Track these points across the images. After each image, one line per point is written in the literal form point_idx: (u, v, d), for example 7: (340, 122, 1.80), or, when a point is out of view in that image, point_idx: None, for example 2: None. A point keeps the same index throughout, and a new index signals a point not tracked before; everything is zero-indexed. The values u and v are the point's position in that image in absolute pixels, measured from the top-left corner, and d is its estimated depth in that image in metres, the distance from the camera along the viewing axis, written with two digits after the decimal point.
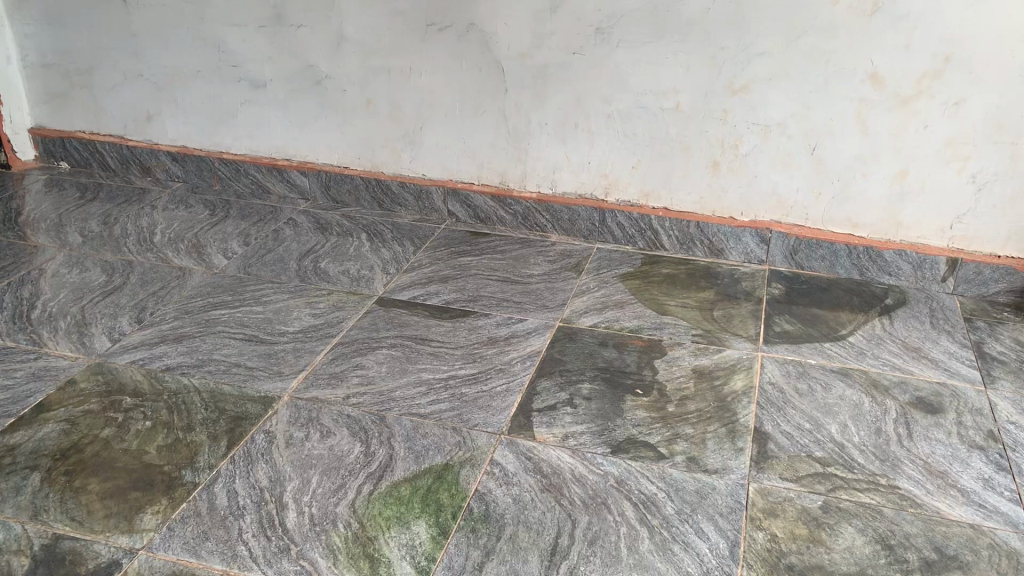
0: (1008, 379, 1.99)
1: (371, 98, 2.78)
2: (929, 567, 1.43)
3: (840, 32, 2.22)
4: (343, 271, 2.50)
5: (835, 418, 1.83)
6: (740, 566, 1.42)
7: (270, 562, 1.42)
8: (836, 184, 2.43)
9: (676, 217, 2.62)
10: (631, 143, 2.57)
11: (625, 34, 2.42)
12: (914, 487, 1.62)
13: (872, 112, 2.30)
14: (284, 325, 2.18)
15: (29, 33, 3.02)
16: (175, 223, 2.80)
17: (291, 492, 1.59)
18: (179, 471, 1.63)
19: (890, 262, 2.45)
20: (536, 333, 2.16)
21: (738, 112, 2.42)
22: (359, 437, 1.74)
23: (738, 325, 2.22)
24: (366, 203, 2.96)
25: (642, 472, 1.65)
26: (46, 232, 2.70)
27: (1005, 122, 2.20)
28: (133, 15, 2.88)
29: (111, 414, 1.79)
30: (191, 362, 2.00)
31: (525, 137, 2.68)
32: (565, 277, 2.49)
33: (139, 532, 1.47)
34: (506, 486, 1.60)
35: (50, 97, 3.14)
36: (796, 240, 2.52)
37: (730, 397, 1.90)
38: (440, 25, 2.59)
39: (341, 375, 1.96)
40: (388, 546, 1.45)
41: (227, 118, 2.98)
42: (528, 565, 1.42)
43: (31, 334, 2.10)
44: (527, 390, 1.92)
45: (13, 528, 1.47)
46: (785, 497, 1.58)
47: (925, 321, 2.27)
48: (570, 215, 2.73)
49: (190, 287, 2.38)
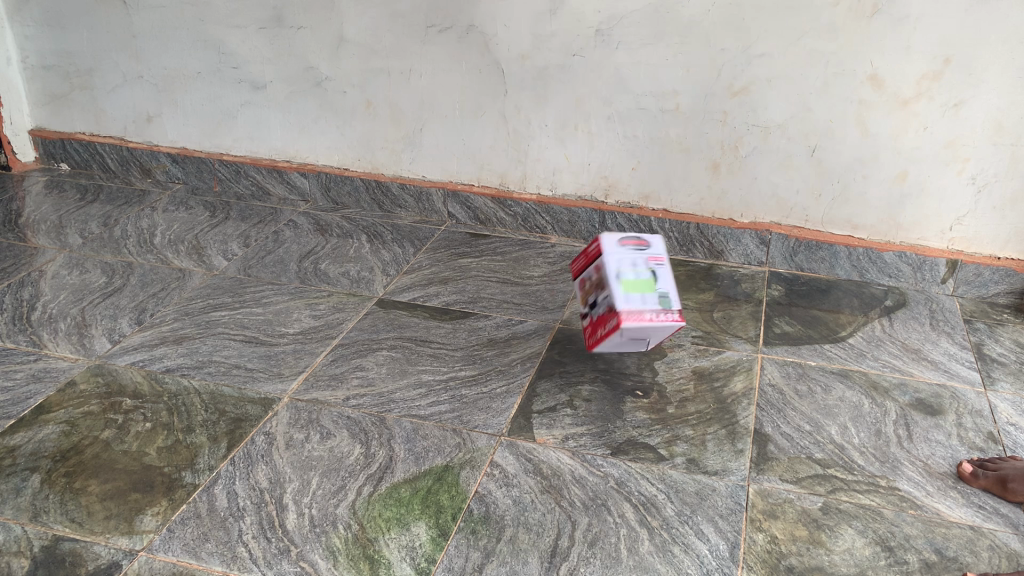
0: (1007, 380, 1.99)
1: (371, 99, 2.78)
2: (929, 568, 1.43)
3: (840, 33, 2.23)
4: (343, 273, 2.50)
5: (835, 419, 1.83)
6: (740, 567, 1.42)
7: (270, 563, 1.42)
8: (836, 185, 2.43)
9: (676, 217, 2.63)
10: (631, 145, 2.57)
11: (625, 36, 2.42)
12: (913, 488, 1.62)
13: (872, 113, 2.30)
14: (285, 326, 2.19)
15: (29, 34, 3.02)
16: (175, 223, 2.81)
17: (291, 492, 1.59)
18: (180, 472, 1.63)
19: (890, 263, 2.46)
20: (536, 334, 2.16)
21: (738, 114, 2.42)
22: (359, 438, 1.74)
23: (739, 325, 2.23)
24: (366, 204, 2.97)
25: (643, 473, 1.65)
26: (46, 233, 2.70)
27: (1005, 123, 2.20)
28: (133, 17, 2.88)
29: (111, 416, 1.79)
30: (192, 363, 2.00)
31: (525, 138, 2.68)
32: (565, 278, 2.49)
33: (139, 533, 1.48)
34: (506, 487, 1.60)
35: (51, 99, 3.15)
36: (795, 241, 2.53)
37: (730, 398, 1.90)
38: (440, 26, 2.59)
39: (342, 376, 1.96)
40: (388, 547, 1.46)
41: (227, 119, 2.98)
42: (529, 567, 1.42)
43: (31, 334, 2.11)
44: (526, 390, 1.92)
45: (13, 529, 1.48)
46: (785, 498, 1.59)
47: (924, 321, 2.27)
48: (570, 216, 2.74)
49: (191, 288, 2.38)
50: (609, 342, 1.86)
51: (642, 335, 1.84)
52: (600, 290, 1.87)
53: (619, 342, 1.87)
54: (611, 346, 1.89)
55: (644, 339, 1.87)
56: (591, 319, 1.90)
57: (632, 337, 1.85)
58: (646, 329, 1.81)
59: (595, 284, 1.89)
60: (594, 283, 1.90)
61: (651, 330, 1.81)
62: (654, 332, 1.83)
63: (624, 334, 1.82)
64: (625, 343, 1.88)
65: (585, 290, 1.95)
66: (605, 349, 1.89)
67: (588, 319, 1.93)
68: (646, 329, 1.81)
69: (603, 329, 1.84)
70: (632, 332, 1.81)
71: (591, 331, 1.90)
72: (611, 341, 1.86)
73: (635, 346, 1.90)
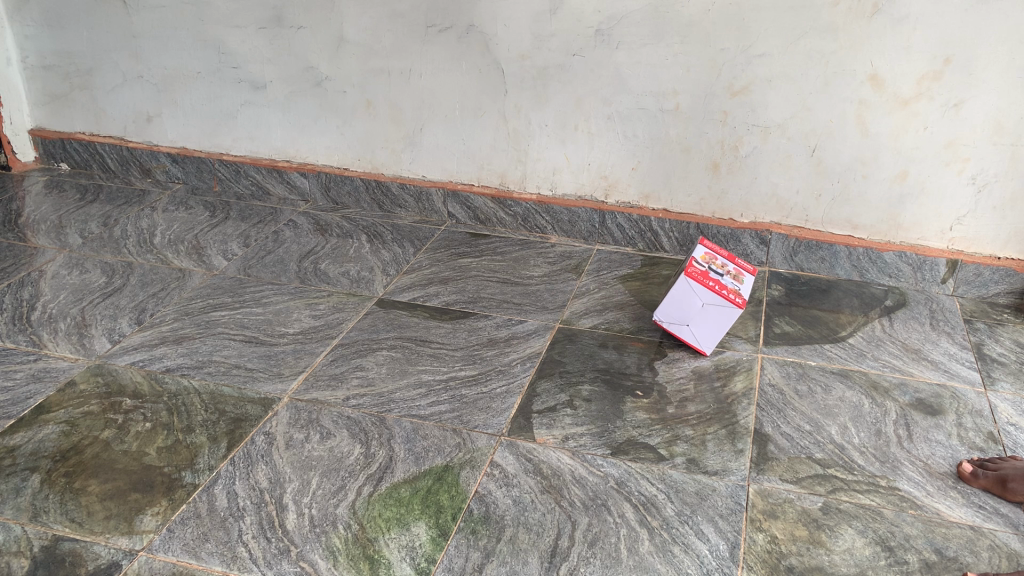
0: (1008, 380, 1.99)
1: (371, 99, 2.78)
2: (930, 568, 1.43)
3: (840, 33, 2.22)
4: (343, 272, 2.50)
5: (835, 419, 1.83)
6: (740, 567, 1.42)
7: (270, 563, 1.42)
8: (836, 185, 2.43)
9: (676, 217, 2.63)
10: (631, 145, 2.57)
11: (625, 36, 2.42)
12: (913, 488, 1.62)
13: (872, 113, 2.30)
14: (285, 326, 2.19)
15: (29, 34, 3.02)
16: (174, 223, 2.81)
17: (291, 492, 1.59)
18: (180, 472, 1.63)
19: (890, 263, 2.46)
20: (536, 334, 2.16)
21: (738, 113, 2.42)
22: (359, 438, 1.74)
23: (738, 325, 2.22)
24: (366, 204, 2.97)
25: (643, 473, 1.65)
26: (46, 233, 2.70)
27: (1005, 123, 2.20)
28: (133, 17, 2.88)
29: (111, 416, 1.79)
30: (192, 363, 2.00)
31: (525, 138, 2.68)
32: (565, 277, 2.49)
33: (139, 533, 1.48)
34: (506, 487, 1.60)
35: (51, 99, 3.14)
36: (795, 240, 2.53)
37: (730, 398, 1.90)
38: (440, 26, 2.59)
39: (342, 376, 1.96)
40: (388, 547, 1.46)
41: (227, 119, 2.98)
42: (528, 567, 1.42)
43: (31, 334, 2.11)
44: (526, 390, 1.92)
45: (13, 529, 1.48)
46: (785, 498, 1.59)
47: (925, 321, 2.27)
48: (570, 216, 2.74)
49: (190, 288, 2.38)
50: (695, 291, 2.03)
51: (696, 318, 2.06)
52: (733, 278, 2.06)
53: (689, 301, 2.05)
54: (680, 292, 2.06)
55: (684, 321, 2.08)
56: (706, 269, 2.05)
57: (691, 310, 2.06)
58: (708, 321, 2.04)
59: (732, 272, 2.08)
60: (729, 269, 2.09)
61: (703, 327, 2.05)
62: (697, 332, 2.07)
63: (712, 303, 2.01)
64: (683, 303, 2.06)
65: (710, 257, 2.10)
66: (682, 286, 2.04)
67: (700, 262, 2.06)
68: (712, 322, 2.03)
69: (718, 285, 2.01)
70: (714, 310, 2.02)
71: (701, 271, 2.04)
72: (701, 294, 2.02)
73: (668, 310, 2.10)
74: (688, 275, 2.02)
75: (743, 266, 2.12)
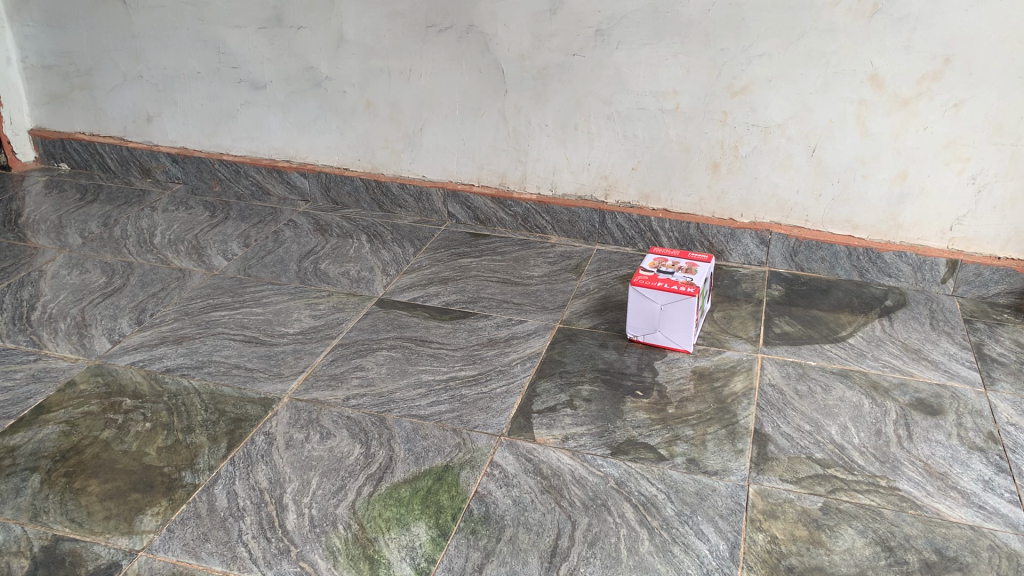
0: (1007, 380, 1.99)
1: (371, 99, 2.78)
2: (929, 568, 1.43)
3: (840, 33, 2.22)
4: (343, 273, 2.50)
5: (835, 419, 1.83)
6: (740, 567, 1.42)
7: (270, 563, 1.43)
8: (836, 185, 2.43)
9: (676, 217, 2.63)
10: (631, 144, 2.57)
11: (624, 36, 2.42)
12: (913, 488, 1.63)
13: (872, 113, 2.30)
14: (285, 326, 2.19)
15: (29, 33, 3.02)
16: (174, 223, 2.81)
17: (291, 492, 1.59)
18: (180, 472, 1.63)
19: (890, 263, 2.46)
20: (536, 334, 2.16)
21: (738, 113, 2.42)
22: (359, 438, 1.74)
23: (739, 325, 2.22)
24: (366, 204, 2.97)
25: (643, 474, 1.65)
26: (46, 233, 2.70)
27: (1004, 123, 2.20)
28: (132, 16, 2.88)
29: (111, 415, 1.79)
30: (192, 363, 2.00)
31: (525, 138, 2.68)
32: (565, 277, 2.49)
33: (139, 533, 1.48)
34: (506, 487, 1.60)
35: (51, 98, 3.15)
36: (795, 241, 2.53)
37: (730, 398, 1.90)
38: (440, 26, 2.59)
39: (342, 376, 1.96)
40: (388, 547, 1.46)
41: (227, 119, 2.98)
42: (528, 567, 1.42)
43: (31, 334, 2.11)
44: (525, 390, 1.92)
45: (13, 529, 1.48)
46: (785, 498, 1.58)
47: (925, 321, 2.27)
48: (570, 216, 2.74)
49: (190, 288, 2.38)
50: (649, 296, 2.03)
51: (664, 323, 2.05)
52: (684, 272, 2.10)
53: (648, 308, 2.05)
54: (638, 304, 2.06)
55: (654, 328, 2.07)
56: (653, 273, 2.08)
57: (656, 317, 2.05)
58: (677, 321, 2.03)
59: (684, 267, 2.12)
60: (681, 264, 2.14)
61: (674, 328, 2.05)
62: (671, 334, 2.06)
63: (670, 301, 2.01)
64: (645, 313, 2.06)
65: (659, 261, 2.14)
66: (635, 296, 2.05)
67: (647, 270, 2.10)
68: (677, 321, 2.03)
69: (667, 284, 2.02)
70: (675, 307, 2.02)
71: (647, 277, 2.06)
72: (655, 297, 2.03)
73: (637, 324, 2.09)
74: (635, 284, 2.03)
75: (697, 258, 2.17)
